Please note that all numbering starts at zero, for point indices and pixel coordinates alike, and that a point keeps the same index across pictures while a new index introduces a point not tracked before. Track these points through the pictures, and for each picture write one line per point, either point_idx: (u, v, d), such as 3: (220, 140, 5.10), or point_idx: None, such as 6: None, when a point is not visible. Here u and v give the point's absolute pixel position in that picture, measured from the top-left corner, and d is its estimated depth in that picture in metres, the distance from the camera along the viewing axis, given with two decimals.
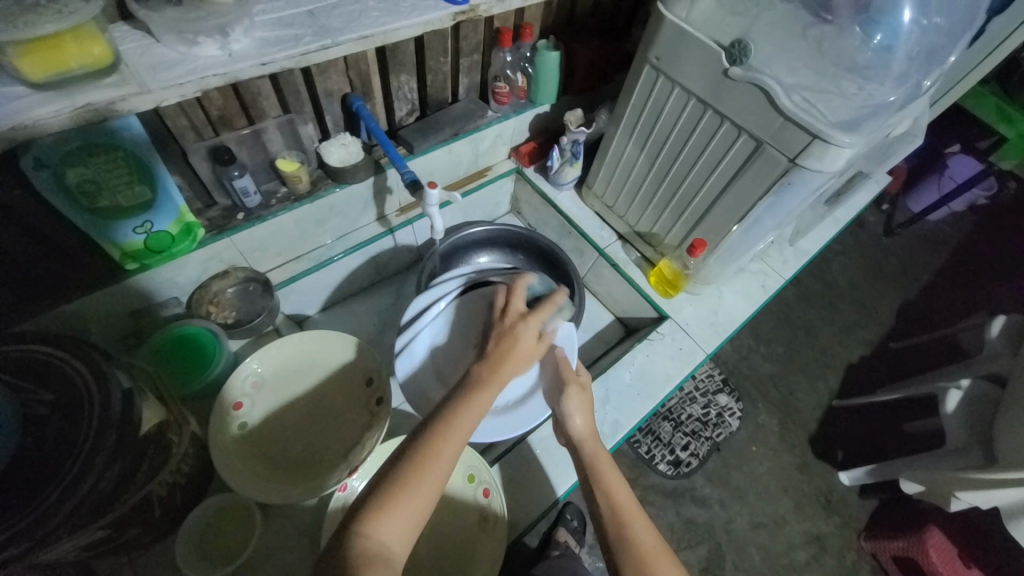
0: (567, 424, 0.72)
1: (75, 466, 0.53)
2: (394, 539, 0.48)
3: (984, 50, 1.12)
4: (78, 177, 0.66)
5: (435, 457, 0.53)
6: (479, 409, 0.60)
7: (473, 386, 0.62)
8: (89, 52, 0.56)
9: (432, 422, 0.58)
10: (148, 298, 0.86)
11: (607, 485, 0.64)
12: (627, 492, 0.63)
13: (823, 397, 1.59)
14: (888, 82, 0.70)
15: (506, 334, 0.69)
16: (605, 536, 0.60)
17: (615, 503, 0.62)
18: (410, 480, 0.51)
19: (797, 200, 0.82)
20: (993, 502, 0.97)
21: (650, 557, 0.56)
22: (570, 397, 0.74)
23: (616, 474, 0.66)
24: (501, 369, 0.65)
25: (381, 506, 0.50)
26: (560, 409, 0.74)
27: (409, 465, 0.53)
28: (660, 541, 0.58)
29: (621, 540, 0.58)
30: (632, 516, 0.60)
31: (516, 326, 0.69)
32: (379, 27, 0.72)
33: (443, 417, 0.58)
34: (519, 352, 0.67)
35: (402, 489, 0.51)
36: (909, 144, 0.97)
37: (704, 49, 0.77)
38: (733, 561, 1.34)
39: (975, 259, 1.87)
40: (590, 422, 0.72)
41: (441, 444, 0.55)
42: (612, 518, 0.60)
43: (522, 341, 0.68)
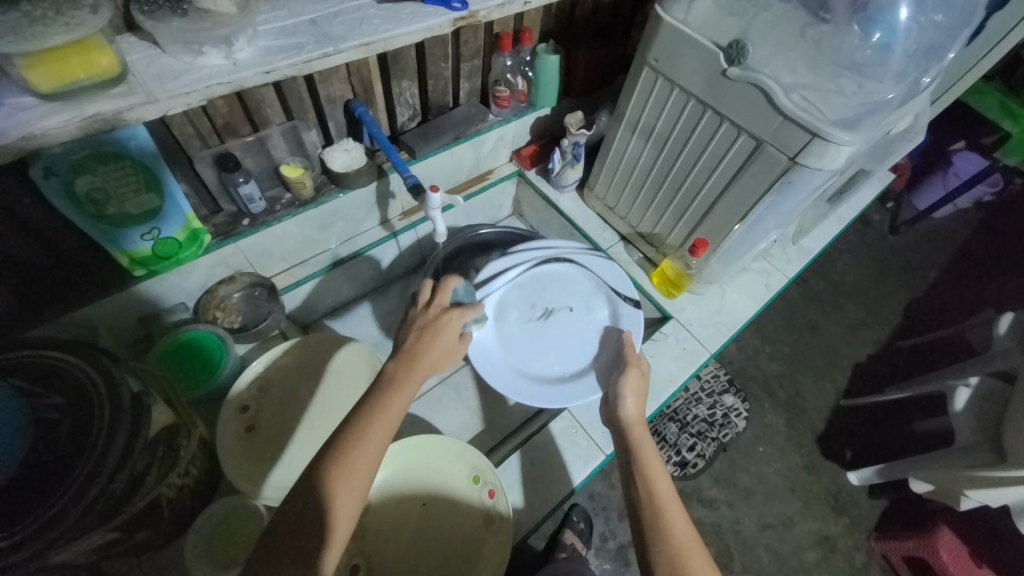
0: (620, 406, 0.75)
1: (84, 470, 0.54)
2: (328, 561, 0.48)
3: (984, 47, 1.12)
4: (86, 186, 0.67)
5: (353, 475, 0.51)
6: (395, 414, 0.58)
7: (390, 385, 0.60)
8: (96, 62, 0.57)
9: (350, 425, 0.55)
10: (155, 305, 0.87)
11: (649, 471, 0.64)
12: (667, 481, 0.63)
13: (829, 396, 1.58)
14: (886, 80, 0.70)
15: (429, 327, 0.69)
16: (640, 521, 0.59)
17: (653, 485, 0.62)
18: (331, 499, 0.50)
19: (798, 198, 0.82)
20: (1002, 500, 0.97)
21: (685, 546, 0.56)
22: (628, 381, 0.78)
23: (658, 462, 0.65)
24: (418, 366, 0.64)
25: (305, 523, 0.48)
26: (616, 389, 0.78)
27: (327, 481, 0.50)
28: (695, 535, 0.57)
29: (658, 524, 0.58)
30: (669, 505, 0.60)
31: (438, 319, 0.70)
32: (380, 33, 0.73)
33: (355, 428, 0.55)
34: (438, 350, 0.67)
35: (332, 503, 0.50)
36: (909, 142, 0.97)
37: (702, 49, 0.78)
38: (741, 562, 1.34)
39: (982, 256, 1.86)
40: (639, 408, 0.75)
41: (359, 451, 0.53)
42: (649, 504, 0.60)
43: (441, 336, 0.68)
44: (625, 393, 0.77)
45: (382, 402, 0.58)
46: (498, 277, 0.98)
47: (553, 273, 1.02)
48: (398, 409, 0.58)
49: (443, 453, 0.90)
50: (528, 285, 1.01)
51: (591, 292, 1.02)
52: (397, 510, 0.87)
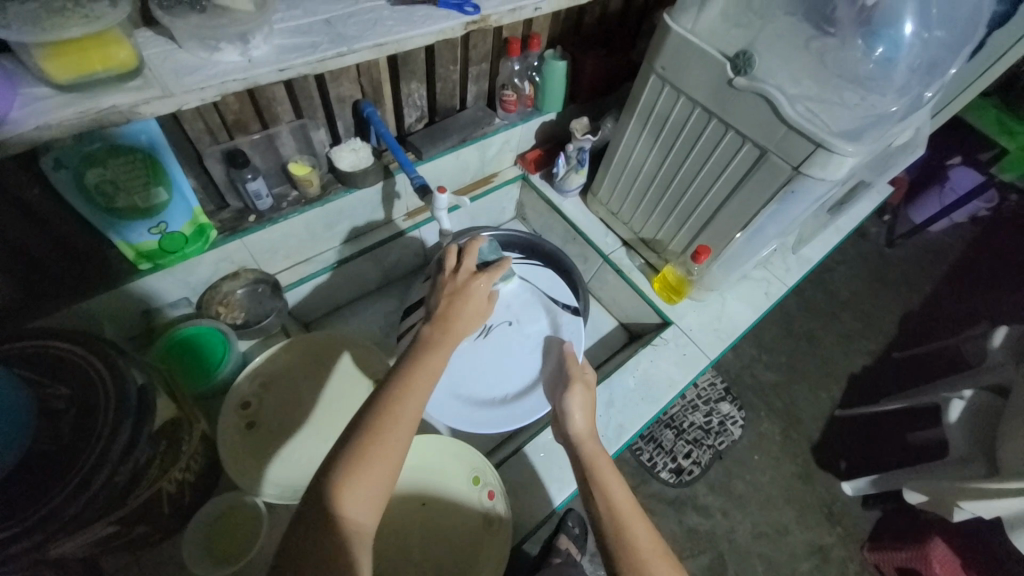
0: (569, 425, 0.73)
1: (89, 461, 0.54)
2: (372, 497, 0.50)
3: (984, 64, 1.14)
4: (95, 178, 0.67)
5: (399, 418, 0.53)
6: (435, 369, 0.60)
7: (427, 345, 0.63)
8: (114, 56, 0.57)
9: (392, 380, 0.58)
10: (158, 298, 0.87)
11: (607, 486, 0.63)
12: (628, 493, 0.63)
13: (825, 406, 1.59)
14: (889, 94, 0.72)
15: (459, 293, 0.72)
16: (603, 536, 0.59)
17: (612, 504, 0.61)
18: (379, 437, 0.51)
19: (800, 207, 0.83)
20: (995, 512, 0.97)
21: (651, 559, 0.56)
22: (574, 397, 0.77)
23: (615, 475, 0.65)
24: (451, 328, 0.67)
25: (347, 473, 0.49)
26: (563, 406, 0.76)
27: (366, 432, 0.51)
28: (660, 544, 0.58)
29: (619, 539, 0.58)
30: (632, 518, 0.60)
31: (467, 284, 0.73)
32: (393, 35, 0.74)
33: (400, 378, 0.57)
34: (470, 312, 0.71)
35: (383, 442, 0.51)
36: (909, 155, 0.99)
37: (709, 59, 0.79)
38: (735, 570, 1.34)
39: (977, 270, 1.88)
40: (590, 423, 0.74)
41: (400, 405, 0.55)
42: (611, 520, 0.59)
43: (470, 301, 0.72)
44: (575, 410, 0.75)
45: (424, 357, 0.61)
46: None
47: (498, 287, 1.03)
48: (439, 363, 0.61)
49: (442, 452, 0.90)
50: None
51: (531, 303, 1.02)
52: (397, 511, 0.87)
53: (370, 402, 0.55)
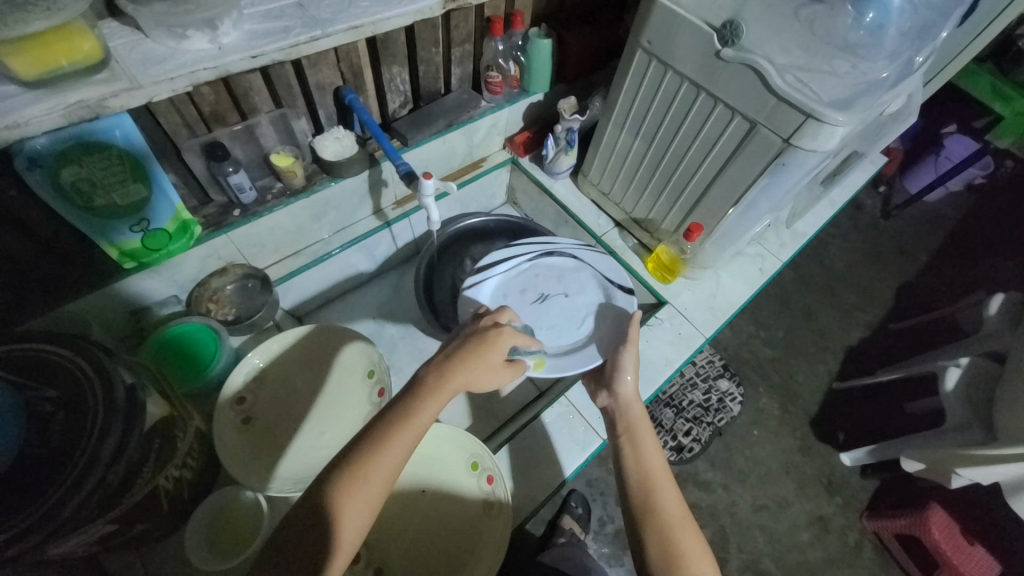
0: (618, 383, 0.75)
1: (81, 462, 0.54)
2: (324, 560, 0.47)
3: (977, 27, 1.12)
4: (72, 177, 0.65)
5: (369, 473, 0.51)
6: (421, 425, 0.56)
7: (417, 397, 0.58)
8: (78, 48, 0.55)
9: (373, 428, 0.55)
10: (143, 298, 0.86)
11: (641, 453, 0.65)
12: (660, 458, 0.65)
13: (822, 379, 1.60)
14: (879, 60, 0.71)
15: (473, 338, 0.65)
16: (630, 502, 0.61)
17: (647, 469, 0.63)
18: (346, 490, 0.50)
19: (792, 180, 0.82)
20: (993, 477, 0.99)
21: (676, 526, 0.58)
22: (627, 356, 0.76)
23: (651, 439, 0.67)
24: (456, 375, 0.60)
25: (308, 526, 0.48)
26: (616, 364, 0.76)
27: (334, 486, 0.50)
28: (685, 510, 0.60)
29: (648, 501, 0.60)
30: (662, 486, 0.61)
31: (487, 330, 0.66)
32: (369, 17, 0.71)
33: (377, 433, 0.54)
34: (479, 366, 0.63)
35: (344, 496, 0.50)
36: (902, 123, 0.97)
37: (695, 31, 0.77)
38: (737, 544, 1.36)
39: (973, 237, 1.88)
40: (636, 386, 0.74)
41: (371, 462, 0.52)
42: (639, 486, 0.62)
43: (487, 351, 0.64)
44: (626, 370, 0.75)
45: (415, 405, 0.57)
46: (496, 265, 0.98)
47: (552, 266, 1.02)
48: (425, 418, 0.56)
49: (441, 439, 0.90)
50: (524, 274, 1.00)
51: (585, 281, 1.01)
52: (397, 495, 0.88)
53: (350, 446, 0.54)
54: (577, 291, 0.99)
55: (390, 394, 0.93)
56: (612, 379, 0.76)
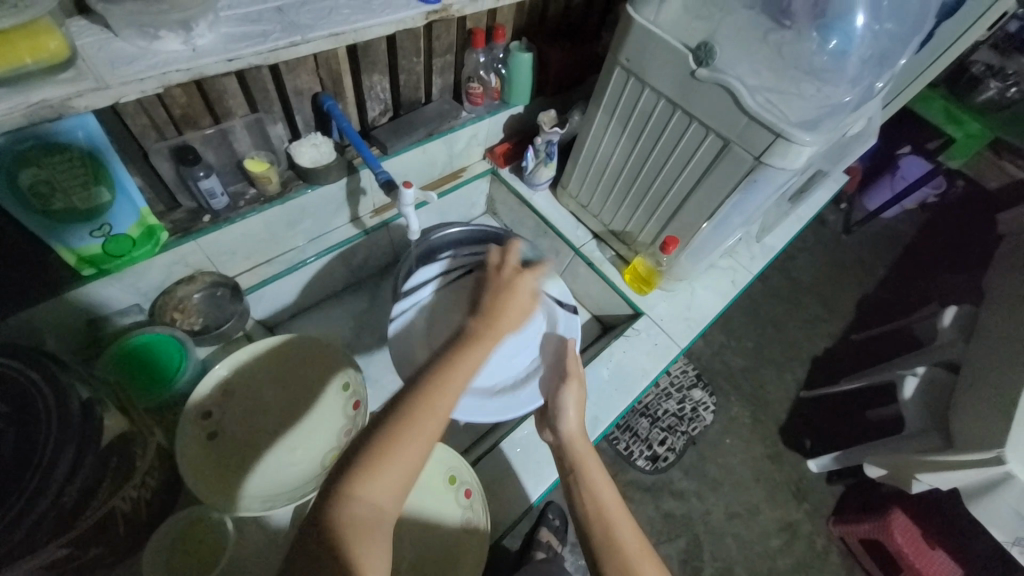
0: (561, 422, 0.75)
1: (29, 486, 0.49)
2: (381, 488, 0.46)
3: (931, 56, 1.19)
4: (30, 179, 0.62)
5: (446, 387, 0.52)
6: (472, 370, 0.56)
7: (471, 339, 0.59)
8: (44, 46, 0.52)
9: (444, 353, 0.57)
10: (102, 306, 0.81)
11: (592, 486, 0.65)
12: (611, 489, 0.65)
13: (791, 388, 1.65)
14: (842, 85, 0.74)
15: (503, 288, 0.67)
16: (591, 540, 0.60)
17: (600, 504, 0.63)
18: (422, 404, 0.50)
19: (762, 196, 0.85)
20: (950, 482, 1.03)
21: (634, 556, 0.57)
22: (568, 394, 0.77)
23: (601, 474, 0.67)
24: (496, 323, 0.63)
25: (372, 460, 0.46)
26: (559, 401, 0.77)
27: (405, 410, 0.50)
28: (643, 541, 0.59)
29: (604, 534, 0.59)
30: (615, 515, 0.61)
31: (513, 279, 0.68)
32: (350, 24, 0.71)
33: (446, 359, 0.56)
34: (514, 308, 0.65)
35: (422, 405, 0.50)
36: (863, 144, 1.02)
37: (671, 51, 0.80)
38: (711, 552, 1.38)
39: (927, 253, 1.99)
40: (580, 421, 0.75)
41: (448, 379, 0.53)
42: (596, 518, 0.61)
43: (515, 299, 0.66)
44: (568, 407, 0.76)
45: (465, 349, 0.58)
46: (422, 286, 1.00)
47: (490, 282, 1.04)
48: (476, 361, 0.57)
49: None
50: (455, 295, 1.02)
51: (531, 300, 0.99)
52: None
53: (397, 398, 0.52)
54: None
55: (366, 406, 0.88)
56: (554, 418, 0.76)
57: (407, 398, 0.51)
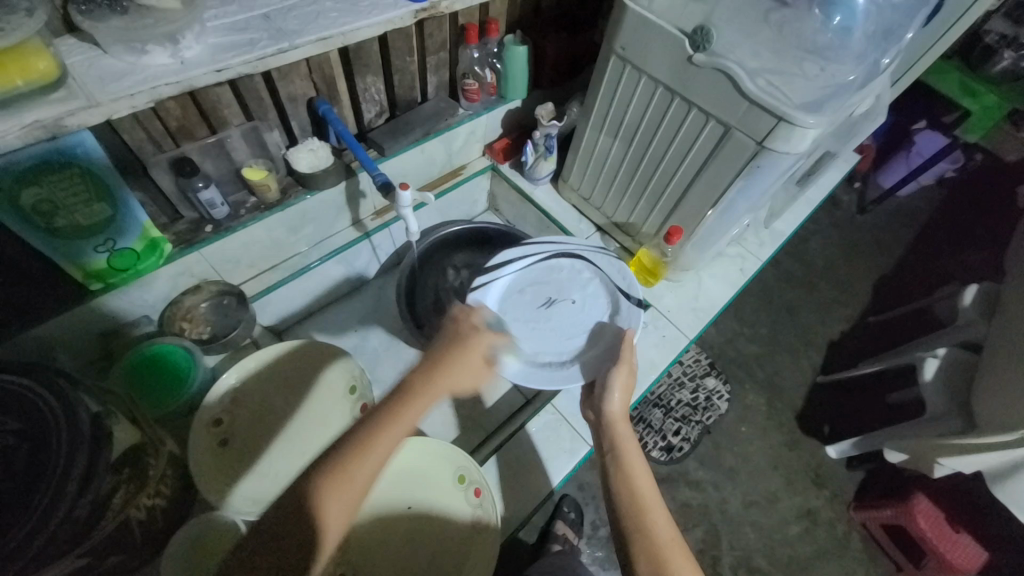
0: (606, 403, 0.75)
1: (45, 497, 0.51)
2: (319, 519, 0.49)
3: (942, 27, 1.15)
4: (32, 198, 0.63)
5: (380, 441, 0.53)
6: (408, 426, 0.56)
7: (409, 394, 0.59)
8: (33, 67, 0.53)
9: (385, 404, 0.57)
10: (116, 320, 0.84)
11: (631, 474, 0.65)
12: (648, 478, 0.65)
13: (807, 374, 1.62)
14: (848, 62, 0.73)
15: (457, 344, 0.68)
16: (620, 526, 0.61)
17: (636, 491, 0.63)
18: (359, 452, 0.52)
19: (768, 181, 0.83)
20: (972, 466, 1.00)
21: (665, 547, 0.57)
22: (618, 375, 0.76)
23: (640, 460, 0.67)
24: (439, 377, 0.62)
25: (323, 489, 0.50)
26: (606, 381, 0.77)
27: (347, 452, 0.52)
28: (676, 532, 0.59)
29: (637, 522, 0.60)
30: (652, 505, 0.62)
31: (468, 339, 0.69)
32: (338, 27, 0.70)
33: (387, 410, 0.56)
34: (458, 367, 0.65)
35: (360, 453, 0.52)
36: (872, 122, 0.99)
37: (667, 37, 0.78)
38: (729, 541, 1.37)
39: (946, 229, 1.93)
40: (625, 404, 0.75)
41: (382, 432, 0.54)
42: (631, 506, 0.61)
43: (465, 357, 0.66)
44: (614, 389, 0.76)
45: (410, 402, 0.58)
46: (505, 266, 0.94)
47: (563, 267, 0.98)
48: (417, 415, 0.57)
49: (426, 454, 0.89)
50: (533, 276, 0.97)
51: (595, 288, 0.97)
52: (379, 516, 0.86)
53: (341, 439, 0.54)
54: (584, 299, 0.96)
55: None
56: (599, 400, 0.77)
57: (349, 440, 0.53)
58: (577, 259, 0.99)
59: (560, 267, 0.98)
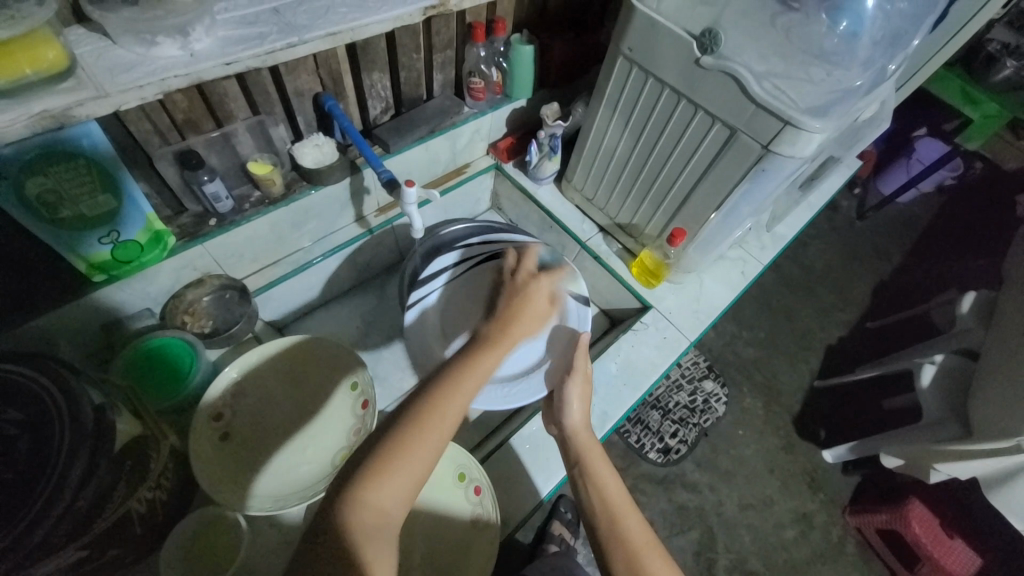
0: (566, 415, 0.74)
1: (46, 488, 0.51)
2: (385, 491, 0.46)
3: (947, 35, 1.15)
4: (38, 189, 0.62)
5: (464, 385, 0.56)
6: (489, 370, 0.60)
7: (488, 342, 0.64)
8: (43, 57, 0.53)
9: (463, 354, 0.62)
10: (116, 312, 0.83)
11: (598, 481, 0.65)
12: (619, 486, 0.64)
13: (804, 378, 1.63)
14: (854, 68, 0.72)
15: (521, 291, 0.76)
16: (597, 531, 0.61)
17: (606, 500, 0.62)
18: (437, 409, 0.52)
19: (772, 185, 0.83)
20: (970, 472, 1.01)
21: (641, 551, 0.57)
22: (572, 388, 0.76)
23: (607, 467, 0.67)
24: (509, 328, 0.68)
25: (383, 464, 0.47)
26: (562, 396, 0.76)
27: (415, 420, 0.51)
28: (651, 536, 0.59)
29: (612, 530, 0.59)
30: (625, 513, 0.61)
31: (528, 286, 0.77)
32: (348, 23, 0.70)
33: (466, 359, 0.60)
34: (530, 309, 0.73)
35: (439, 408, 0.53)
36: (875, 129, 0.99)
37: (675, 38, 0.78)
38: (724, 544, 1.37)
39: (945, 237, 1.94)
40: (584, 415, 0.74)
41: (466, 377, 0.57)
42: (603, 514, 0.61)
43: (533, 303, 0.74)
44: (573, 402, 0.75)
45: (478, 355, 0.61)
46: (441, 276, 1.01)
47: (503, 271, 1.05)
48: (492, 363, 0.61)
49: None
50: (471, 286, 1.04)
51: None
52: None
53: (404, 407, 0.53)
54: None
55: (375, 405, 0.89)
56: (558, 412, 0.76)
57: (422, 396, 0.54)
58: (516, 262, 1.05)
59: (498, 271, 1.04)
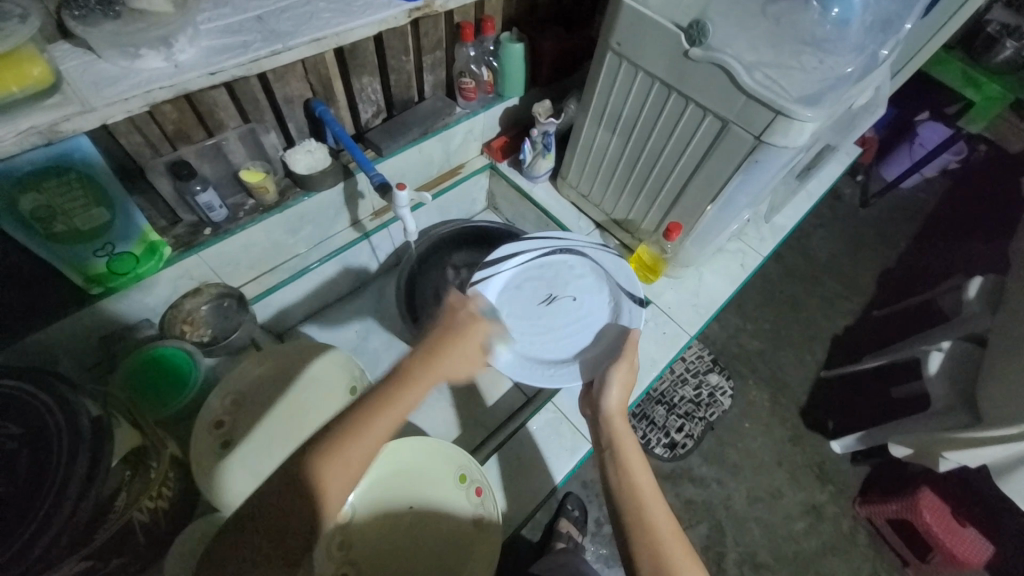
0: (605, 397, 0.76)
1: (46, 502, 0.51)
2: (322, 494, 0.50)
3: (942, 17, 1.14)
4: (31, 205, 0.63)
5: (372, 429, 0.54)
6: (399, 414, 0.56)
7: (404, 380, 0.59)
8: (28, 73, 0.53)
9: (384, 385, 0.58)
10: (117, 323, 0.84)
11: (628, 465, 0.66)
12: (647, 472, 0.65)
13: (810, 369, 1.61)
14: (846, 54, 0.72)
15: (460, 327, 0.69)
16: (618, 506, 0.62)
17: (632, 482, 0.63)
18: (351, 436, 0.52)
19: (767, 175, 0.82)
20: (981, 460, 0.99)
21: (665, 538, 0.57)
22: (614, 371, 0.77)
23: (637, 452, 0.68)
24: (435, 366, 0.62)
25: (326, 458, 0.51)
26: (604, 377, 0.78)
27: (339, 436, 0.52)
28: (675, 524, 0.59)
29: (636, 512, 0.60)
30: (650, 499, 0.61)
31: (465, 325, 0.69)
32: (332, 28, 0.70)
33: (379, 394, 0.56)
34: (459, 352, 0.65)
35: (354, 435, 0.52)
36: (872, 114, 0.98)
37: (663, 31, 0.77)
38: (733, 537, 1.36)
39: (951, 221, 1.91)
40: (622, 401, 0.76)
41: (375, 420, 0.54)
42: (626, 494, 0.62)
43: (466, 345, 0.67)
44: (612, 385, 0.77)
45: (391, 396, 0.57)
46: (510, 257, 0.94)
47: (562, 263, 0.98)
48: (405, 408, 0.57)
49: (427, 454, 0.89)
50: (532, 270, 0.96)
51: (598, 282, 0.97)
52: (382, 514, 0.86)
53: (331, 424, 0.54)
54: (585, 294, 0.96)
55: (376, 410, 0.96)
56: (597, 395, 0.78)
57: (337, 425, 0.53)
58: (575, 255, 0.98)
59: (560, 263, 0.97)
